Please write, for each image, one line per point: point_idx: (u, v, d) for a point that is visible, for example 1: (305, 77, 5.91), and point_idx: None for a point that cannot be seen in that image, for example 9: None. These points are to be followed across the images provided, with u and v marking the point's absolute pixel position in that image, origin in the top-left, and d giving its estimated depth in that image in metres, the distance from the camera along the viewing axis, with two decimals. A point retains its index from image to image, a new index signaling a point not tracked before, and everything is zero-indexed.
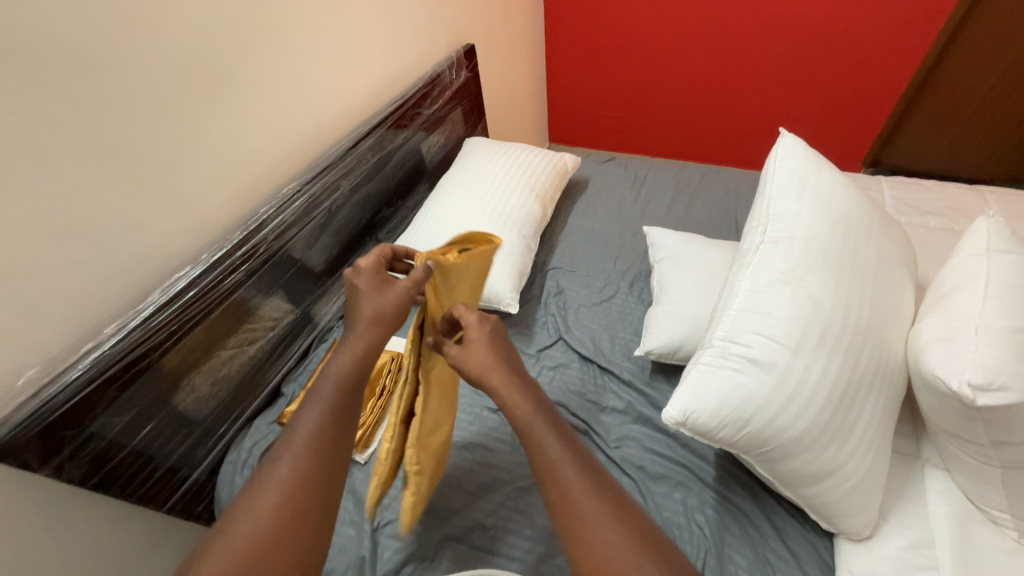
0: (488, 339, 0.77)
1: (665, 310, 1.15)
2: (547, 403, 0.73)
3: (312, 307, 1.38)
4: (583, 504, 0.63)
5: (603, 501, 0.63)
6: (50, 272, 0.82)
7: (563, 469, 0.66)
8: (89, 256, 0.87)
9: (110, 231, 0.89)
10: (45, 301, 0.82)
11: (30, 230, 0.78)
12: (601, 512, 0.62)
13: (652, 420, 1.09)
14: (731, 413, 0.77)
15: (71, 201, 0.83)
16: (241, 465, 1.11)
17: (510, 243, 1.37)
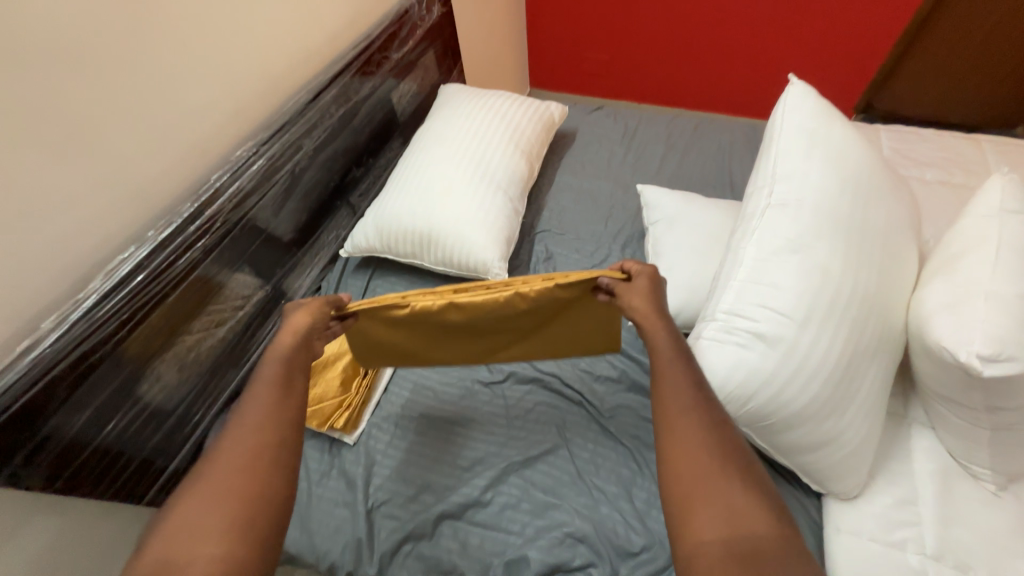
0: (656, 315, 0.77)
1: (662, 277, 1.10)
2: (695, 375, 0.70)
3: (284, 281, 1.28)
4: (698, 489, 0.58)
5: (704, 484, 0.58)
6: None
7: (686, 454, 0.61)
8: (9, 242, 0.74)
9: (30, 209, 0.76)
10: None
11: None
12: (700, 493, 0.58)
13: (645, 388, 1.08)
14: (734, 389, 0.75)
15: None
16: None
17: (496, 207, 1.27)
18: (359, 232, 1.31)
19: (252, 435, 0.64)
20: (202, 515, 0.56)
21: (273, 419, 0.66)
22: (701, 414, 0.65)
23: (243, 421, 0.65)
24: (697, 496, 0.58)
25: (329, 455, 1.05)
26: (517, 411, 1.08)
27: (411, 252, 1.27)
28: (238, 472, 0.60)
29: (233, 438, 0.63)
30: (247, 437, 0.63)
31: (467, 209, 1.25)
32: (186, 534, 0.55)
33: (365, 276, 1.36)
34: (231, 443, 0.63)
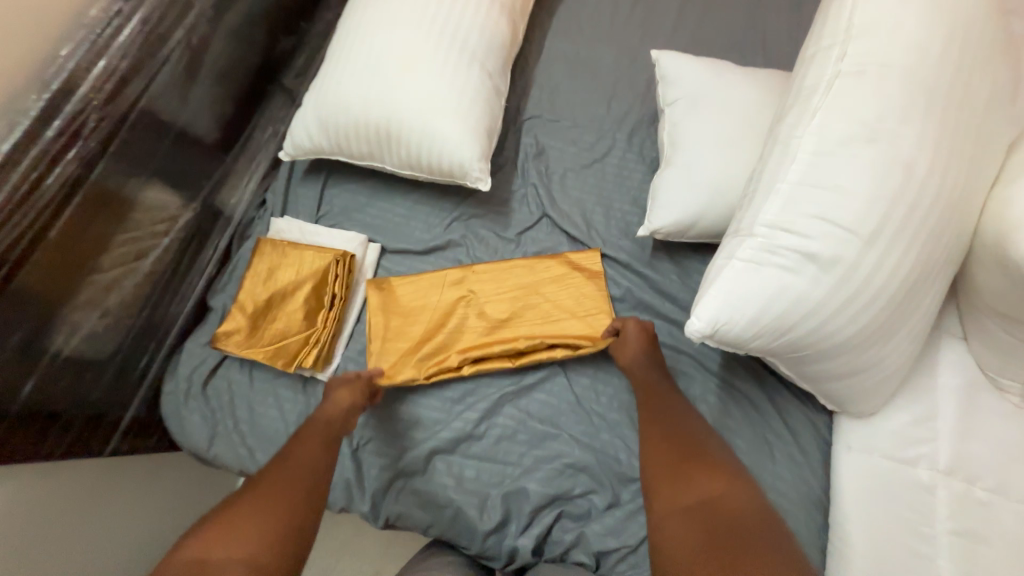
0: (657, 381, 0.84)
1: (679, 174, 0.90)
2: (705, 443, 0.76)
3: (217, 196, 1.05)
4: (682, 508, 0.69)
5: (683, 496, 0.70)
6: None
7: (679, 492, 0.71)
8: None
9: None
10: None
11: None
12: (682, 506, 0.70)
13: (651, 307, 0.96)
14: (771, 321, 0.62)
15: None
16: (184, 396, 0.96)
17: (470, 84, 0.99)
18: (298, 127, 1.03)
19: (292, 475, 0.73)
20: (237, 517, 0.66)
21: (313, 462, 0.75)
22: (704, 476, 0.71)
23: (287, 462, 0.74)
24: (668, 492, 0.71)
25: (304, 394, 0.95)
26: None
27: (369, 153, 1.02)
28: (279, 496, 0.69)
29: (276, 471, 0.73)
30: (291, 473, 0.73)
31: (434, 90, 0.97)
32: (222, 530, 0.64)
33: (318, 185, 1.12)
34: (275, 473, 0.73)
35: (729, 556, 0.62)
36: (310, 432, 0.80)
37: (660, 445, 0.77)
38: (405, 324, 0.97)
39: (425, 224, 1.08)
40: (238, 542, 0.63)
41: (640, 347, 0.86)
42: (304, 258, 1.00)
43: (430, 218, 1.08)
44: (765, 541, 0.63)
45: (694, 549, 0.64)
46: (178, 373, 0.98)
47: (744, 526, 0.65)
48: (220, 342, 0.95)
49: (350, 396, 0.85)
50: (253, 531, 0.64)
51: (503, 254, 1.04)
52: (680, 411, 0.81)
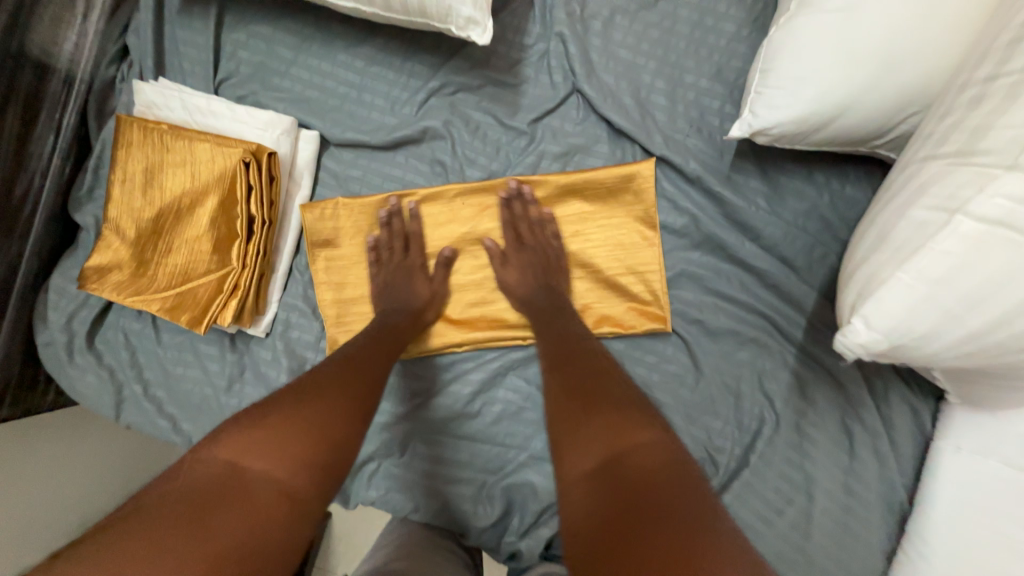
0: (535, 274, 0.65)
1: (826, 28, 0.51)
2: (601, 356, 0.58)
3: (30, 37, 0.62)
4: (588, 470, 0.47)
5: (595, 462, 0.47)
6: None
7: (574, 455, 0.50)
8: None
9: None
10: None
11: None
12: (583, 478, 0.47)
13: (723, 248, 0.66)
14: (1008, 334, 0.35)
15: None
16: (65, 350, 0.70)
17: None
18: None
19: (354, 360, 0.55)
20: (283, 418, 0.47)
21: (375, 351, 0.58)
22: (583, 412, 0.52)
23: (350, 351, 0.57)
24: (575, 445, 0.49)
25: (234, 352, 0.70)
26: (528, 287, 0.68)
27: None
28: (336, 388, 0.51)
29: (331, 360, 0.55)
30: (358, 364, 0.55)
31: None
32: (252, 433, 0.45)
33: (208, 24, 0.69)
34: (340, 360, 0.55)
35: (637, 528, 0.41)
36: (388, 326, 0.62)
37: (563, 393, 0.54)
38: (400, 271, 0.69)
39: (387, 100, 0.69)
40: (307, 442, 0.46)
41: (529, 266, 0.66)
42: (192, 154, 0.64)
43: (395, 91, 0.69)
44: (692, 501, 0.42)
45: (599, 529, 0.42)
46: (49, 318, 0.70)
47: (655, 484, 0.43)
48: (93, 284, 0.65)
49: (429, 285, 0.67)
50: (301, 430, 0.46)
51: (507, 155, 0.69)
52: (586, 345, 0.59)
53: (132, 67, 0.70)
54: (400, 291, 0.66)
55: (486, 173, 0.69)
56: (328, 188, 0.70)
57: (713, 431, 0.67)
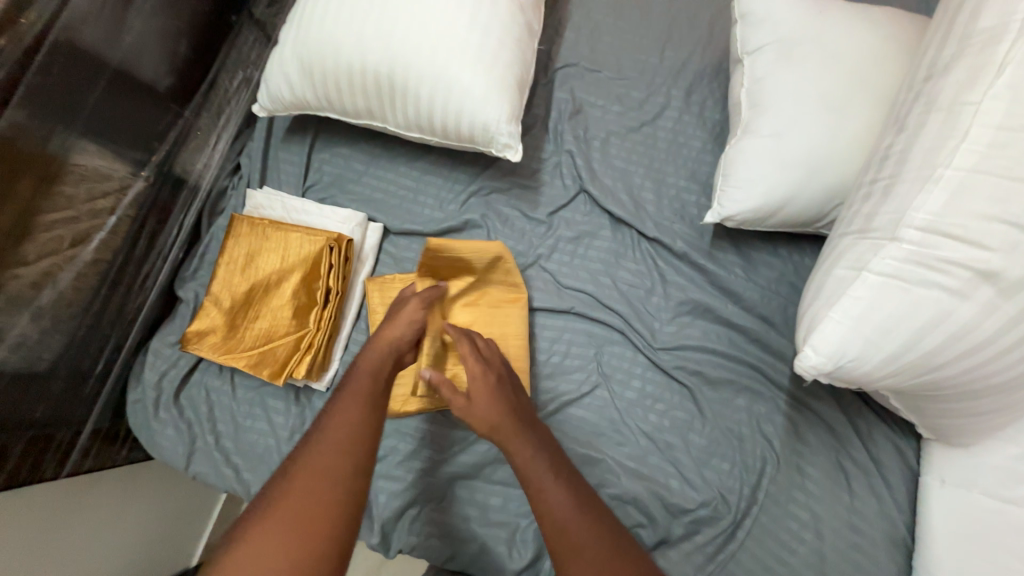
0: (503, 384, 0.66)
1: (766, 146, 0.70)
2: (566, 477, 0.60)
3: (177, 161, 0.83)
4: None
5: None
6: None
7: None
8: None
9: None
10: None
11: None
12: None
13: (712, 310, 0.80)
14: (916, 358, 0.48)
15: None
16: (153, 406, 0.81)
17: (501, 17, 0.74)
18: (275, 74, 0.79)
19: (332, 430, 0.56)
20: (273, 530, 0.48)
21: (352, 408, 0.58)
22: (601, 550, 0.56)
23: (324, 442, 0.55)
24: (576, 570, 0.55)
25: (298, 405, 0.81)
26: (560, 347, 0.82)
27: (366, 110, 0.79)
28: (310, 487, 0.51)
29: (306, 452, 0.54)
30: (317, 456, 0.53)
31: (450, 22, 0.72)
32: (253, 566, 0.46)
33: (304, 148, 0.91)
34: (308, 454, 0.54)
35: None
36: (350, 388, 0.61)
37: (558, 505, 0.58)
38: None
39: (436, 200, 0.89)
40: (291, 564, 0.47)
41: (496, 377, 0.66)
42: (286, 243, 0.81)
43: (442, 193, 0.89)
44: None
45: None
46: (144, 377, 0.82)
47: None
48: (193, 346, 0.79)
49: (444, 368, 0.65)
50: (281, 552, 0.47)
51: (530, 239, 0.86)
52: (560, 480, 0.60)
53: (243, 179, 0.91)
54: (367, 355, 0.65)
55: (514, 253, 0.86)
56: (386, 266, 0.87)
57: (722, 473, 0.75)
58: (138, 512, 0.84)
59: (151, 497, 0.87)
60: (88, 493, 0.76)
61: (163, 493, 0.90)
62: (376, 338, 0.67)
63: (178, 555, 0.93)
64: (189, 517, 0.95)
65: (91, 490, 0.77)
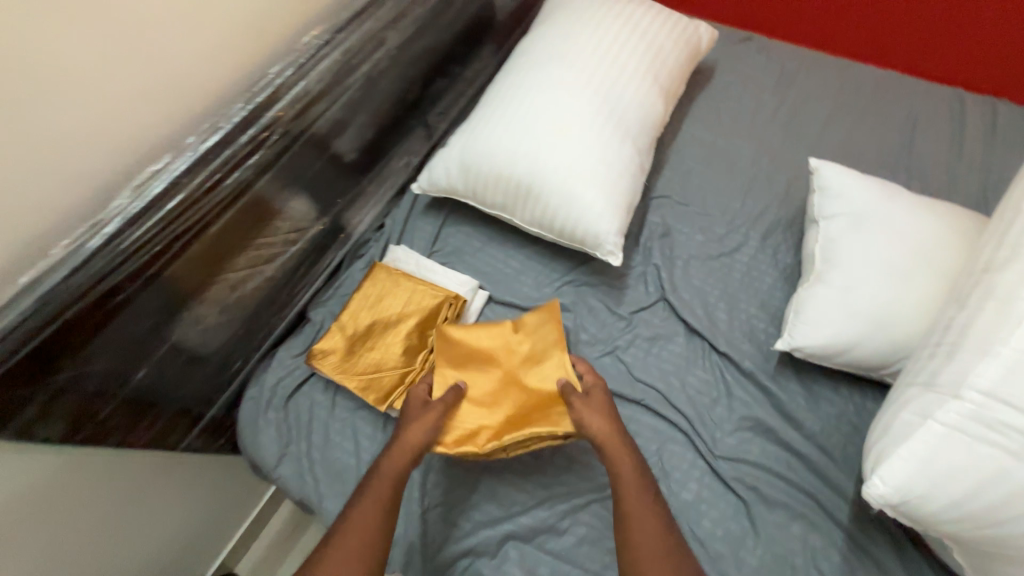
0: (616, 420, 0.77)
1: (836, 296, 0.82)
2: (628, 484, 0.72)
3: (343, 214, 1.05)
4: None
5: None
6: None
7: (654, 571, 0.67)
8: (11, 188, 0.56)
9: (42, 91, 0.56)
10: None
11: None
12: None
13: (774, 431, 0.86)
14: (981, 509, 0.53)
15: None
16: (264, 406, 0.93)
17: (625, 159, 0.95)
18: (438, 167, 1.02)
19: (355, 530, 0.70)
20: None
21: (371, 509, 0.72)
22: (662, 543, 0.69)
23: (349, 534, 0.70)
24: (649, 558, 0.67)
25: (383, 433, 0.91)
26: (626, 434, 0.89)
27: (501, 204, 0.99)
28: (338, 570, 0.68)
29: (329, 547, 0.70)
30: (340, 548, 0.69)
31: (586, 156, 0.93)
32: None
33: (437, 220, 1.12)
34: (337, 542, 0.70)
35: None
36: (374, 489, 0.73)
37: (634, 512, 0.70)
38: (475, 376, 0.85)
39: (535, 282, 1.05)
40: None
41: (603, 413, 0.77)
42: (413, 293, 0.98)
43: (541, 277, 1.05)
44: None
45: None
46: (263, 381, 0.95)
47: None
48: (317, 362, 0.93)
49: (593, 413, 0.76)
50: None
51: (611, 331, 0.98)
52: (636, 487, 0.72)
53: (387, 237, 1.09)
54: (393, 456, 0.76)
55: (595, 340, 0.97)
56: None
57: None
58: (203, 486, 1.02)
59: (214, 475, 1.05)
60: (172, 468, 0.94)
61: (225, 472, 1.07)
62: (396, 447, 0.76)
63: (216, 527, 1.10)
64: (230, 501, 1.11)
65: (181, 463, 0.95)
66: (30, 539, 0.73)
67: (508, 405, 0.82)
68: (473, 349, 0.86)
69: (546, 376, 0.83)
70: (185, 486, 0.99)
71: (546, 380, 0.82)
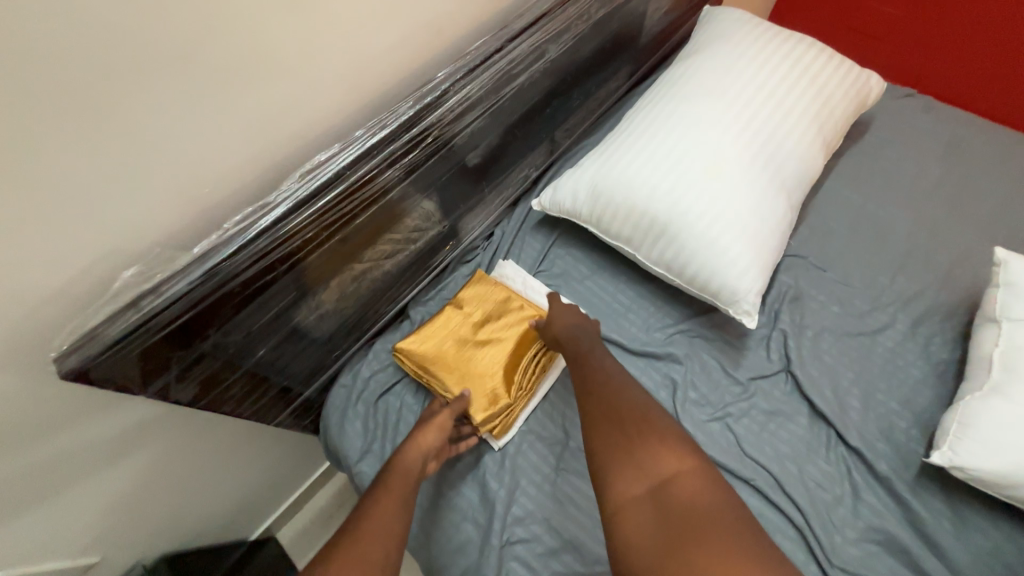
0: (576, 329, 0.87)
1: (1022, 419, 0.70)
2: (595, 400, 0.76)
3: (461, 219, 1.04)
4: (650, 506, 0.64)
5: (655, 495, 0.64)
6: (96, 169, 0.50)
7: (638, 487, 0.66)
8: (198, 156, 0.57)
9: (252, 74, 0.57)
10: (86, 224, 0.52)
11: (10, 39, 0.41)
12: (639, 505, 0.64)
13: (908, 553, 0.74)
14: None
15: (163, 48, 0.49)
16: (354, 397, 0.93)
17: (774, 214, 0.87)
18: (566, 189, 0.99)
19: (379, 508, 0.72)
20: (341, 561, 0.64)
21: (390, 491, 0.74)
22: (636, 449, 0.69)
23: (371, 515, 0.71)
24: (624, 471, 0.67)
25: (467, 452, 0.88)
26: None
27: (626, 237, 0.94)
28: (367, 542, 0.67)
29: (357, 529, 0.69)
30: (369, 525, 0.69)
31: (734, 204, 0.86)
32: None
33: (548, 239, 1.08)
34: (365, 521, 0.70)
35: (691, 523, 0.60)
36: (391, 477, 0.76)
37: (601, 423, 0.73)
38: (468, 350, 0.91)
39: (644, 324, 0.98)
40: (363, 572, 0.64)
41: (567, 327, 0.87)
42: (515, 312, 0.94)
43: (651, 320, 0.99)
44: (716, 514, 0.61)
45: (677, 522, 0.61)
46: (358, 372, 0.94)
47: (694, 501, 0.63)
48: (414, 368, 0.90)
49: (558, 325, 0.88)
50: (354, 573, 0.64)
51: (723, 394, 0.90)
52: (600, 402, 0.75)
53: (496, 248, 1.07)
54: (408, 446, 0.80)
55: (704, 401, 0.89)
56: None
57: None
58: (282, 453, 1.07)
59: (292, 447, 1.09)
60: (263, 434, 0.98)
61: (303, 446, 1.12)
62: (410, 442, 0.80)
63: (279, 491, 1.15)
64: (297, 471, 1.16)
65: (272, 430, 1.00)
66: (149, 463, 0.79)
67: (500, 359, 0.90)
68: (460, 336, 0.92)
69: (514, 320, 0.93)
70: (268, 451, 1.03)
71: (514, 326, 0.93)
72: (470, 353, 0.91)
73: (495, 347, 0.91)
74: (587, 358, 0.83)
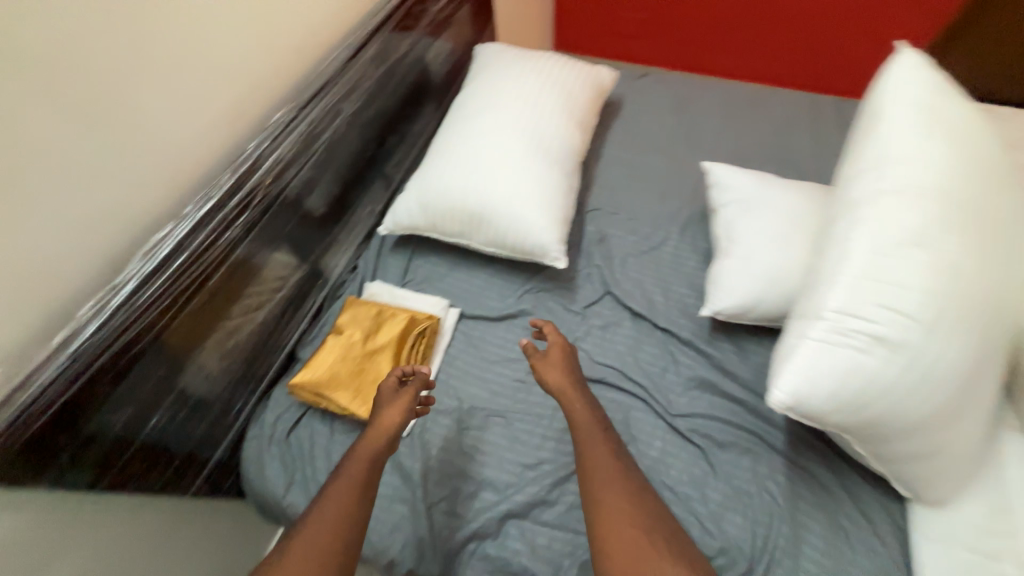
0: (573, 373, 0.94)
1: (740, 265, 1.01)
2: (598, 449, 0.84)
3: (322, 260, 1.18)
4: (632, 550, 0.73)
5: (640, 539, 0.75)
6: None
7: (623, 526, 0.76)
8: (34, 260, 0.66)
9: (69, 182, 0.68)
10: None
11: None
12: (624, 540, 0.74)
13: (715, 385, 1.02)
14: (850, 397, 0.70)
15: None
16: (266, 441, 1.00)
17: (554, 182, 1.15)
18: (400, 211, 1.18)
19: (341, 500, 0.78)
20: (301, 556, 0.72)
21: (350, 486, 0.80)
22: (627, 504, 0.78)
23: (328, 507, 0.78)
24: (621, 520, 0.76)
25: None
26: None
27: (459, 232, 1.15)
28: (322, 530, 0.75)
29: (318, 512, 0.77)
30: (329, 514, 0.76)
31: (523, 183, 1.12)
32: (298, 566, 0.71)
33: (405, 254, 1.26)
34: (326, 503, 0.78)
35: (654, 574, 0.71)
36: (349, 470, 0.82)
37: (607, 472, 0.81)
38: (355, 367, 1.04)
39: (499, 295, 1.19)
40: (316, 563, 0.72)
41: (572, 372, 0.94)
42: (389, 321, 1.09)
43: (503, 290, 1.20)
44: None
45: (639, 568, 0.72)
46: (263, 419, 1.02)
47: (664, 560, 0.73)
48: (311, 394, 1.01)
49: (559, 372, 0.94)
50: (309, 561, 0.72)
51: (570, 325, 1.13)
52: (604, 454, 0.84)
53: (361, 275, 1.22)
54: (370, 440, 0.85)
55: None
56: (459, 341, 1.13)
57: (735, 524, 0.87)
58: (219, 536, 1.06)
59: (228, 525, 1.09)
60: (190, 519, 0.98)
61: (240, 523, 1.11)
62: (373, 431, 0.86)
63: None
64: (242, 555, 1.14)
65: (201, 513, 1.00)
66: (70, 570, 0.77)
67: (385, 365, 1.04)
68: (345, 356, 1.05)
69: (390, 328, 1.08)
70: (202, 539, 1.02)
71: (389, 332, 1.07)
72: (359, 368, 1.04)
73: (378, 357, 1.05)
74: (585, 407, 0.90)
